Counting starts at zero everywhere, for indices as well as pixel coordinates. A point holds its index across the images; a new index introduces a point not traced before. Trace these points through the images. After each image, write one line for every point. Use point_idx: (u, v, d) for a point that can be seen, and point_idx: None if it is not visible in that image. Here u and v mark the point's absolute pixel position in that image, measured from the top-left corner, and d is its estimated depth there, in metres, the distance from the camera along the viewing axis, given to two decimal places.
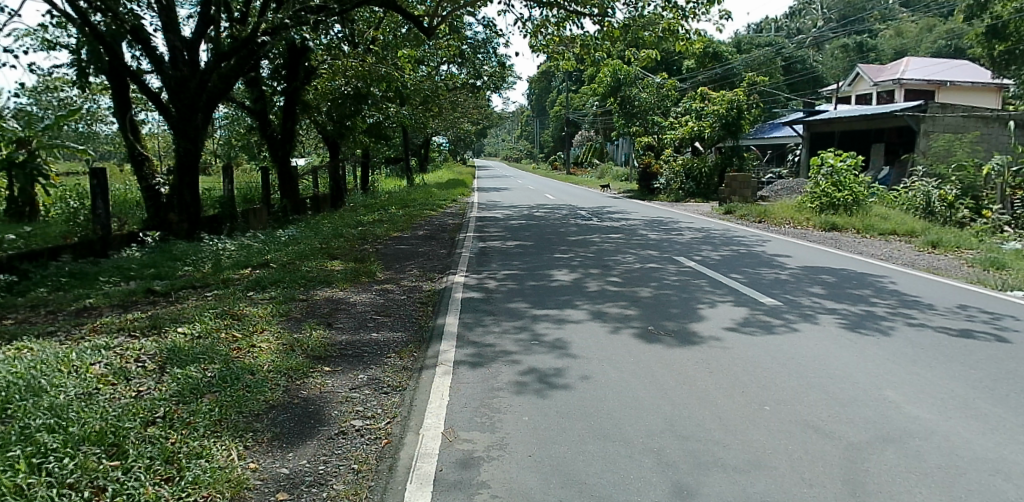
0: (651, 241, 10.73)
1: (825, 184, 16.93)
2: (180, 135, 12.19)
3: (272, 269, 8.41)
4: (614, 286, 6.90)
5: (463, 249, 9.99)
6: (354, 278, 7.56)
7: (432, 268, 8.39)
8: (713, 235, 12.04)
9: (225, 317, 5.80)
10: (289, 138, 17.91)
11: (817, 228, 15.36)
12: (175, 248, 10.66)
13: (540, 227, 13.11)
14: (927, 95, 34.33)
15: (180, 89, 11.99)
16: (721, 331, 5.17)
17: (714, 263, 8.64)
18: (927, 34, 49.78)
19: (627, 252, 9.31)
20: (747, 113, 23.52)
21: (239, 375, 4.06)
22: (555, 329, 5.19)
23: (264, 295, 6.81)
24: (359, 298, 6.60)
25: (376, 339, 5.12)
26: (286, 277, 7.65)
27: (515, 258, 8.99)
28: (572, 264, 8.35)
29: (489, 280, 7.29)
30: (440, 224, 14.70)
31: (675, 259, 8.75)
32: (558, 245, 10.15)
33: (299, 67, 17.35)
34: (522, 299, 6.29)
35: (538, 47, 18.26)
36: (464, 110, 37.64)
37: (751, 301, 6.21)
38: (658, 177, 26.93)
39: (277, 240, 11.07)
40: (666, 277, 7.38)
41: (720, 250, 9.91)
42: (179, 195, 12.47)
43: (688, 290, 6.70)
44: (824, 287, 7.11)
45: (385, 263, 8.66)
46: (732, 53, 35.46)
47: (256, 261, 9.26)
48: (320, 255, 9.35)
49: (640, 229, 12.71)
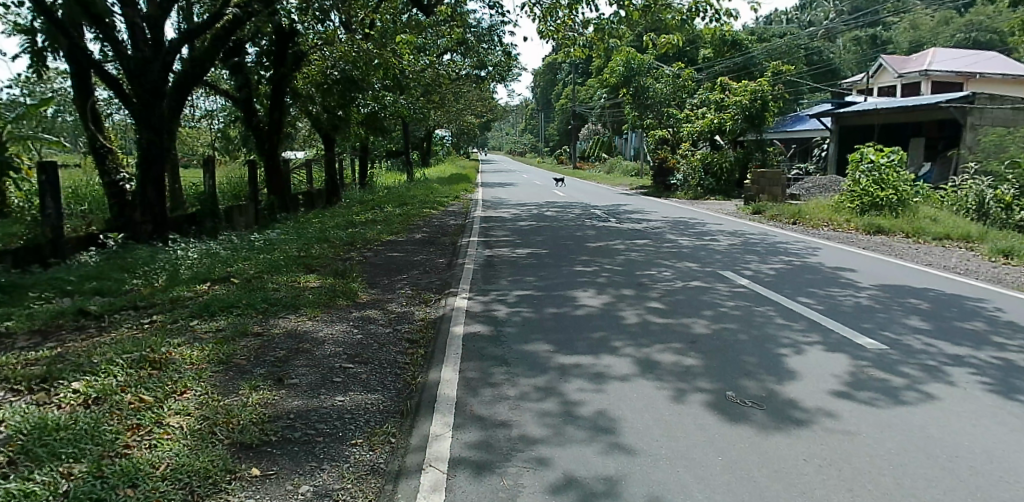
0: (685, 249, 9.21)
1: (865, 183, 15.36)
2: (142, 124, 10.63)
3: (233, 287, 6.84)
4: (662, 316, 5.36)
5: (466, 259, 8.48)
6: (329, 301, 6.02)
7: (428, 285, 6.86)
8: (754, 241, 10.49)
9: (144, 362, 4.28)
10: (277, 129, 16.24)
11: (860, 231, 13.83)
12: (135, 254, 9.20)
13: (553, 230, 11.57)
14: (954, 88, 32.67)
15: (141, 74, 10.48)
16: (829, 400, 3.60)
17: (770, 281, 7.09)
18: (945, 28, 48.07)
19: (662, 265, 7.77)
20: (772, 105, 21.98)
21: (109, 495, 2.55)
22: (593, 395, 3.63)
23: (211, 325, 5.28)
24: (329, 332, 5.06)
25: (341, 405, 3.59)
26: (246, 298, 6.13)
27: (529, 272, 7.46)
28: (598, 281, 6.82)
29: (498, 307, 5.75)
30: (442, 226, 13.21)
31: (722, 276, 7.20)
32: (578, 254, 8.62)
33: (286, 53, 15.83)
34: (544, 338, 4.75)
35: (547, 33, 16.70)
36: (468, 101, 36.09)
37: (847, 346, 4.65)
38: (675, 173, 25.39)
39: (251, 246, 9.60)
40: (721, 303, 5.83)
41: (769, 262, 8.37)
42: (142, 192, 10.86)
43: (756, 323, 5.17)
44: (925, 320, 5.56)
45: (371, 279, 7.15)
46: (749, 43, 33.70)
47: (220, 273, 7.72)
48: (297, 267, 7.84)
49: (667, 233, 11.22)
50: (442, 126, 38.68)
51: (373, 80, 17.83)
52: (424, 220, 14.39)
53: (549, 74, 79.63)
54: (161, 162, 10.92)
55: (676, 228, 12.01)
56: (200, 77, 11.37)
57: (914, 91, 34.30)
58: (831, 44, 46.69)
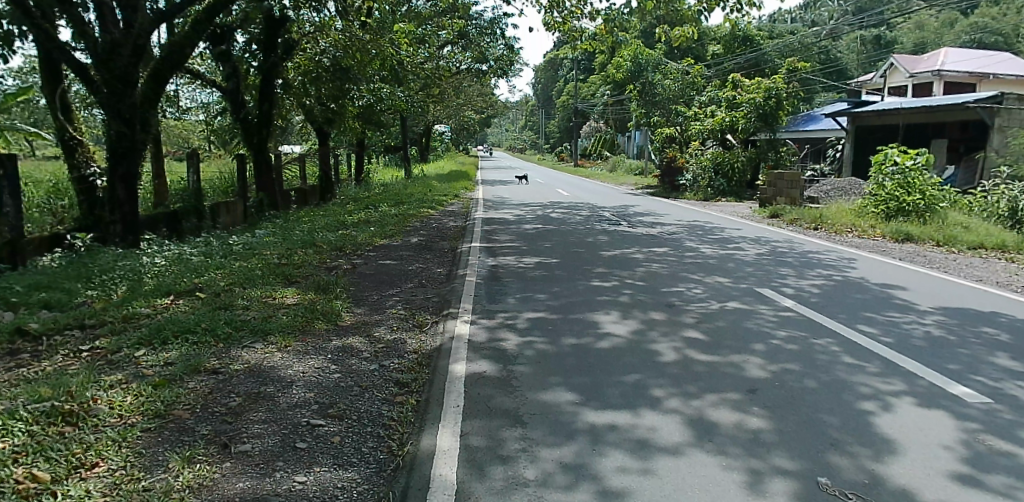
0: (711, 260, 8.29)
1: (890, 187, 14.42)
2: (111, 115, 9.50)
3: (198, 304, 5.87)
4: (705, 351, 4.46)
5: (467, 270, 7.55)
6: (305, 325, 5.08)
7: (423, 304, 5.92)
8: (782, 250, 9.57)
9: (55, 414, 3.30)
10: (268, 122, 15.20)
11: (887, 238, 12.92)
12: (100, 257, 8.24)
13: (561, 235, 10.66)
14: (966, 89, 31.83)
15: (109, 59, 9.37)
16: (954, 492, 2.70)
17: (817, 302, 6.19)
18: (950, 29, 47.26)
19: (690, 281, 6.85)
20: (786, 102, 21.07)
21: None
22: (639, 479, 2.71)
23: (159, 358, 4.33)
24: (299, 370, 4.11)
25: (301, 492, 2.64)
26: (208, 319, 5.16)
27: (539, 287, 6.54)
28: (620, 301, 5.91)
29: (507, 335, 4.82)
30: (441, 228, 12.31)
31: (761, 295, 6.29)
32: (593, 265, 7.68)
33: (276, 41, 14.81)
34: (566, 382, 3.83)
35: (553, 25, 15.71)
36: (468, 96, 35.05)
37: (943, 399, 3.74)
38: (683, 172, 24.48)
39: (229, 250, 8.65)
40: (770, 335, 4.91)
41: (807, 277, 7.46)
42: (111, 189, 9.74)
43: (820, 365, 4.27)
44: (1015, 358, 4.66)
45: (357, 295, 6.21)
46: (760, 39, 32.67)
47: (187, 285, 6.72)
48: (275, 279, 6.87)
49: (686, 240, 10.29)
50: (442, 121, 37.75)
51: (372, 72, 16.79)
52: (421, 221, 13.49)
53: (549, 68, 78.66)
54: (133, 155, 9.79)
55: (694, 234, 11.09)
56: (180, 64, 10.27)
57: (926, 91, 33.35)
58: (838, 43, 45.76)
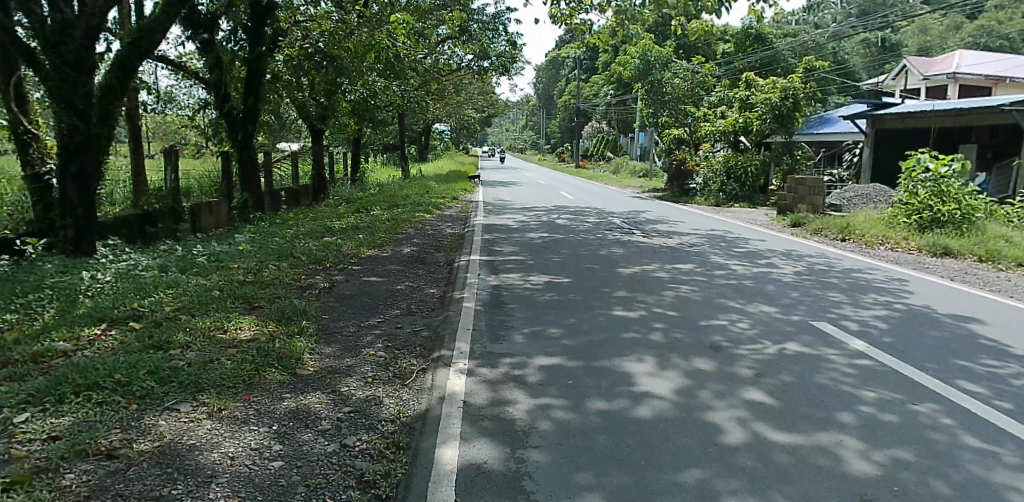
0: (747, 282, 7.14)
1: (924, 195, 13.28)
2: (61, 105, 8.00)
3: (129, 340, 4.67)
4: (782, 427, 3.33)
5: (465, 292, 6.40)
6: (252, 376, 3.92)
7: (410, 341, 4.77)
8: (821, 268, 8.42)
9: None
10: (252, 117, 13.90)
11: (923, 251, 11.78)
12: (40, 265, 7.00)
13: (570, 247, 9.52)
14: (981, 91, 30.82)
15: (60, 42, 7.90)
16: None
17: (890, 342, 5.07)
18: (955, 34, 46.42)
19: (731, 311, 5.69)
20: (805, 104, 19.93)
21: None
22: None
23: (43, 428, 3.15)
24: (227, 454, 2.98)
25: None
26: (130, 364, 3.96)
27: (551, 317, 5.40)
28: (652, 340, 4.76)
29: (514, 396, 3.66)
30: (436, 236, 11.17)
31: (822, 333, 5.16)
32: (612, 288, 6.53)
33: (263, 30, 13.53)
34: (601, 486, 2.70)
35: (559, 17, 14.47)
36: (467, 94, 33.83)
37: None
38: (693, 176, 23.34)
39: (190, 263, 7.45)
40: (853, 399, 3.80)
41: (865, 306, 6.33)
42: (61, 190, 8.24)
43: (940, 453, 3.16)
44: None
45: (328, 328, 5.04)
46: (773, 37, 31.47)
47: (126, 310, 5.46)
48: (233, 304, 5.68)
49: (710, 253, 9.17)
50: (441, 120, 36.62)
51: (368, 67, 15.55)
52: (415, 227, 12.36)
53: (550, 67, 77.59)
54: (90, 150, 8.31)
55: (717, 246, 9.98)
56: (149, 52, 8.91)
57: (940, 93, 32.23)
58: (846, 44, 44.63)
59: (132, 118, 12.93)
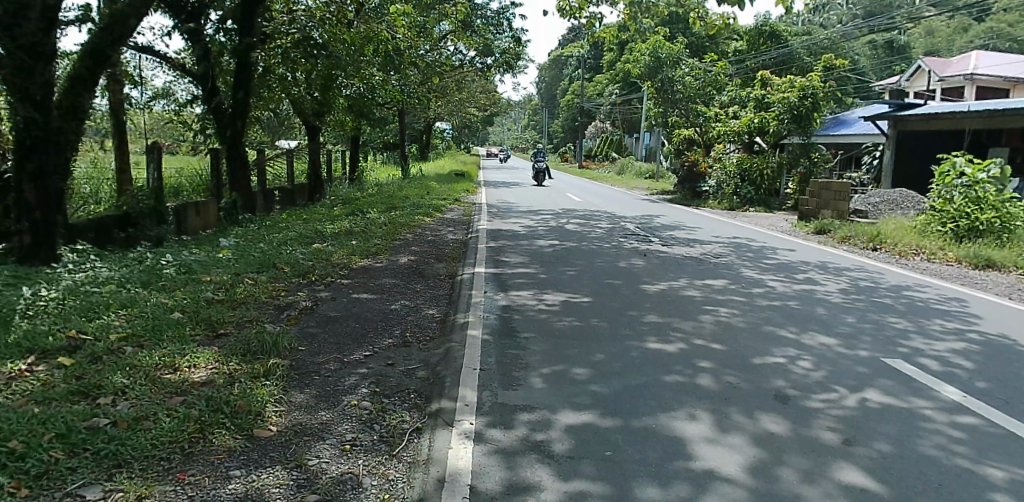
0: (793, 304, 6.20)
1: (960, 202, 12.32)
2: (16, 95, 6.87)
3: (53, 380, 3.73)
4: None
5: (469, 315, 5.50)
6: (195, 442, 3.01)
7: (402, 386, 3.86)
8: (867, 285, 7.49)
9: None
10: (241, 112, 12.92)
11: (964, 263, 10.85)
12: None
13: (585, 257, 8.63)
14: (998, 94, 29.87)
15: (13, 23, 6.70)
16: None
17: (985, 387, 4.16)
18: (963, 35, 45.49)
19: (787, 345, 4.76)
20: (824, 103, 18.97)
21: None
22: None
23: None
24: None
25: None
26: (34, 421, 3.02)
27: (572, 351, 4.49)
28: (701, 387, 3.84)
29: (539, 478, 2.75)
30: (436, 243, 10.26)
31: (901, 376, 4.25)
32: (640, 311, 5.60)
33: (254, 21, 12.32)
34: None
35: (568, 11, 13.54)
36: (469, 92, 32.84)
37: None
38: (705, 178, 22.42)
39: (158, 277, 6.53)
40: (981, 481, 2.88)
41: (935, 335, 5.41)
42: (17, 191, 7.14)
43: None
44: None
45: (303, 366, 4.12)
46: (785, 35, 30.46)
47: (64, 337, 4.53)
48: (193, 332, 4.77)
49: (739, 266, 8.25)
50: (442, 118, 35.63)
51: (366, 61, 14.58)
52: (414, 232, 11.45)
53: (554, 64, 76.51)
54: (50, 146, 7.18)
55: (745, 257, 9.07)
56: (123, 39, 7.91)
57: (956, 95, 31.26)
58: (855, 45, 43.54)
59: (114, 113, 12.03)
